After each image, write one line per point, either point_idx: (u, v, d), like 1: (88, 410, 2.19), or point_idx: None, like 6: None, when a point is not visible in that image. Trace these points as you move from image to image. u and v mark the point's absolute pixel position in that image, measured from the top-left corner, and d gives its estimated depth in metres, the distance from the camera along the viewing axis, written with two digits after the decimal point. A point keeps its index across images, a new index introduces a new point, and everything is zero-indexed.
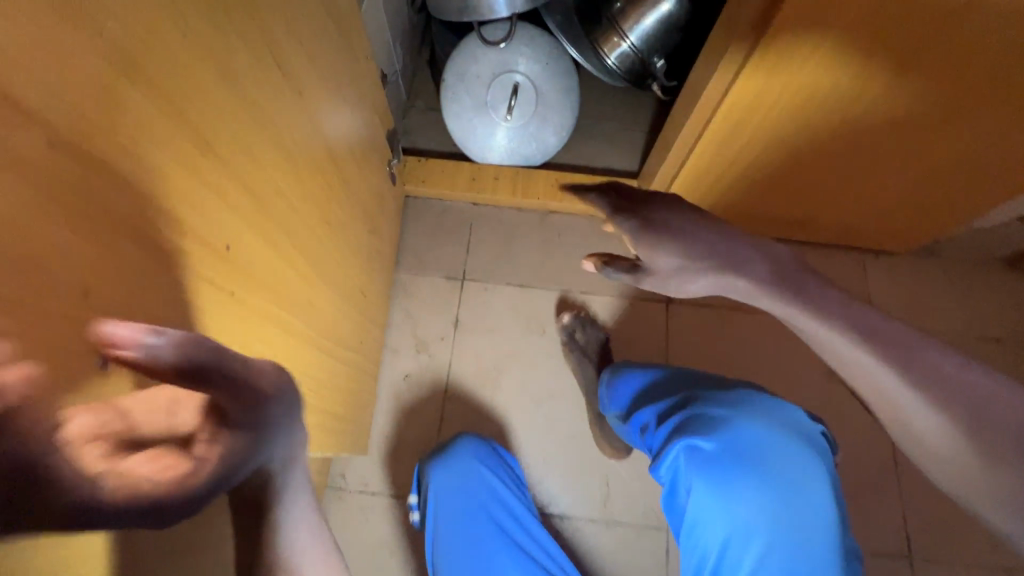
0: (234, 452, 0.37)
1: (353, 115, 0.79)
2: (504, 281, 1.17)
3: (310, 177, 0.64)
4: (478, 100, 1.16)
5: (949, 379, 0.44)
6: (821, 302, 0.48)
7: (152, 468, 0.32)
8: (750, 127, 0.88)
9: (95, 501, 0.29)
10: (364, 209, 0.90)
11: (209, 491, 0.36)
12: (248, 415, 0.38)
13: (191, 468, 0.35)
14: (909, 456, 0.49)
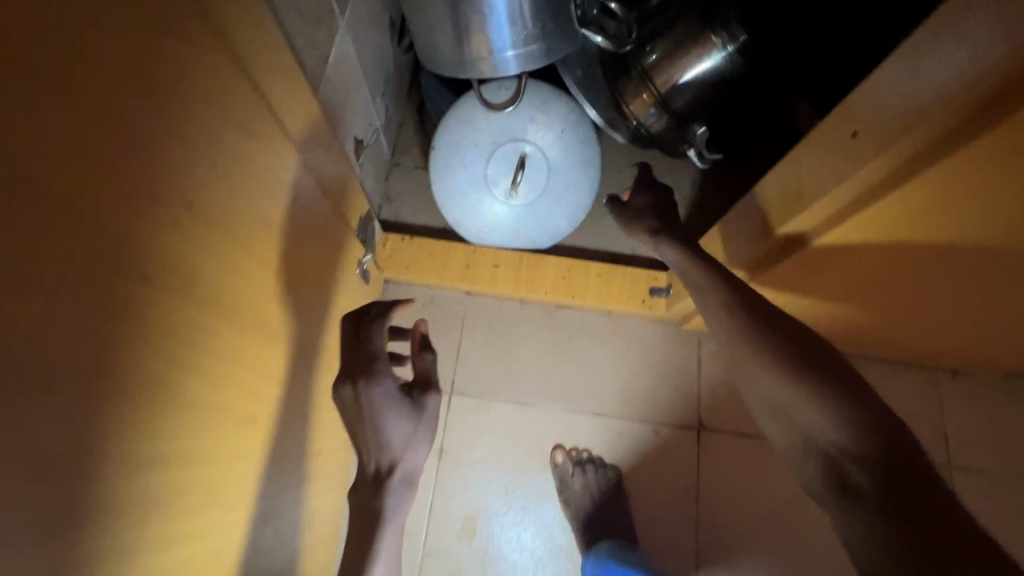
0: (405, 413, 0.61)
1: (292, 251, 0.57)
2: (500, 398, 0.97)
3: (206, 407, 0.42)
4: (478, 175, 0.93)
5: (837, 387, 0.52)
6: (744, 306, 0.60)
7: (379, 376, 0.61)
8: (831, 266, 0.66)
9: (350, 372, 0.62)
10: (316, 349, 0.69)
11: (372, 416, 0.60)
12: (415, 407, 0.63)
13: (386, 395, 0.61)
14: (802, 458, 0.57)
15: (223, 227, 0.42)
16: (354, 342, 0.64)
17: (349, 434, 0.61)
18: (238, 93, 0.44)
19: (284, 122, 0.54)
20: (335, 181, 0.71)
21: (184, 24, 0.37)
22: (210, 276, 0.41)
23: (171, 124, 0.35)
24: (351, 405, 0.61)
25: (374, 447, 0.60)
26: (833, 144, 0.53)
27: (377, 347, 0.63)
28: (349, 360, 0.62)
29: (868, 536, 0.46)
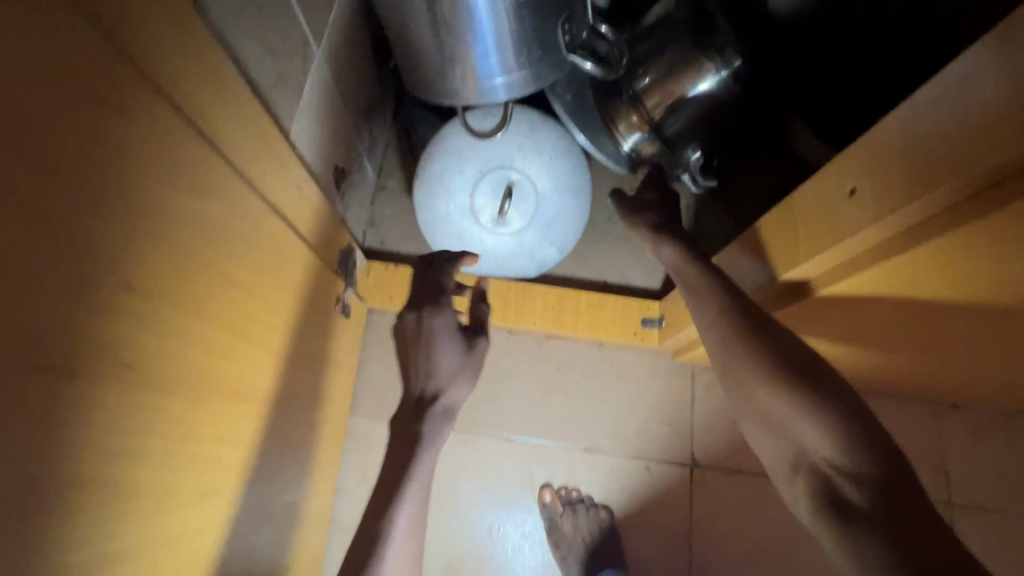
0: (456, 348, 0.65)
1: (255, 304, 0.54)
2: (487, 433, 0.94)
3: (140, 493, 0.39)
4: (461, 203, 0.89)
5: (843, 419, 0.49)
6: (749, 321, 0.56)
7: (442, 311, 0.66)
8: (826, 315, 0.63)
9: (417, 300, 0.68)
10: (288, 399, 0.65)
11: (428, 340, 0.64)
12: (468, 345, 0.66)
13: (443, 326, 0.65)
14: (793, 486, 0.53)
15: (159, 299, 0.39)
16: (422, 277, 0.70)
17: (402, 355, 0.66)
18: (183, 150, 0.41)
19: (243, 171, 0.51)
20: (309, 220, 0.68)
21: (111, 88, 0.34)
22: (140, 354, 0.38)
23: (86, 202, 0.32)
24: (410, 329, 0.66)
25: (425, 373, 0.64)
26: (828, 195, 0.50)
27: (444, 284, 0.69)
28: (417, 292, 0.69)
29: (862, 556, 0.44)
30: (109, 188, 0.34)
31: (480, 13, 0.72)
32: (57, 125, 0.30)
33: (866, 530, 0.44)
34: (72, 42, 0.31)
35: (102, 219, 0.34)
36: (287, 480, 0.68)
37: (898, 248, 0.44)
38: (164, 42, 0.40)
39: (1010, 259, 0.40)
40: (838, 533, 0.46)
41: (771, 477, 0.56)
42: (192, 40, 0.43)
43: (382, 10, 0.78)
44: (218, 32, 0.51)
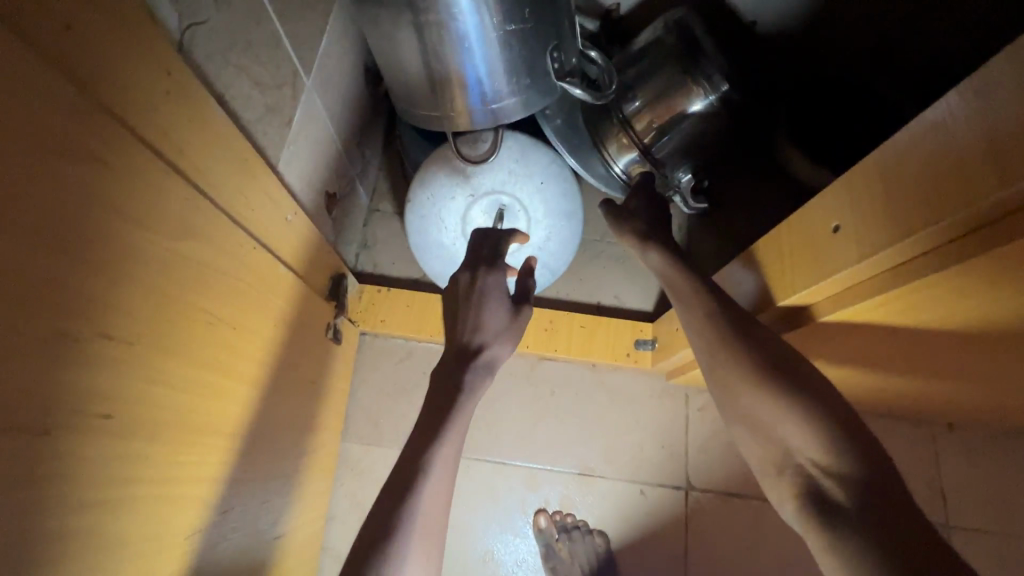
0: (503, 309, 0.66)
1: (241, 339, 0.54)
2: (480, 457, 0.94)
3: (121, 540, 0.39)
4: (453, 227, 0.89)
5: (829, 421, 0.48)
6: (734, 324, 0.56)
7: (494, 273, 0.68)
8: (815, 341, 0.63)
9: (474, 259, 0.70)
10: (274, 431, 0.65)
11: (478, 299, 0.66)
12: (516, 309, 0.67)
13: (494, 286, 0.67)
14: (782, 491, 0.52)
15: (140, 343, 0.39)
16: (482, 240, 0.73)
17: (451, 313, 0.67)
18: (166, 193, 0.42)
19: (229, 208, 0.51)
20: (298, 249, 0.69)
21: (87, 140, 0.35)
22: (118, 401, 0.38)
23: (55, 257, 0.32)
24: (463, 285, 0.68)
25: (471, 326, 0.65)
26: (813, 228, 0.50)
27: (501, 251, 0.71)
28: (475, 253, 0.71)
29: (848, 558, 0.42)
30: (83, 240, 0.34)
31: (469, 43, 0.73)
32: (23, 184, 0.30)
33: (851, 530, 0.43)
34: (47, 101, 0.32)
35: (76, 271, 0.34)
36: (275, 513, 0.67)
37: (889, 282, 0.44)
38: (147, 89, 0.41)
39: (989, 294, 0.41)
40: (824, 534, 0.45)
41: (761, 482, 0.55)
42: (175, 83, 0.44)
43: (372, 40, 0.78)
44: (203, 71, 0.51)
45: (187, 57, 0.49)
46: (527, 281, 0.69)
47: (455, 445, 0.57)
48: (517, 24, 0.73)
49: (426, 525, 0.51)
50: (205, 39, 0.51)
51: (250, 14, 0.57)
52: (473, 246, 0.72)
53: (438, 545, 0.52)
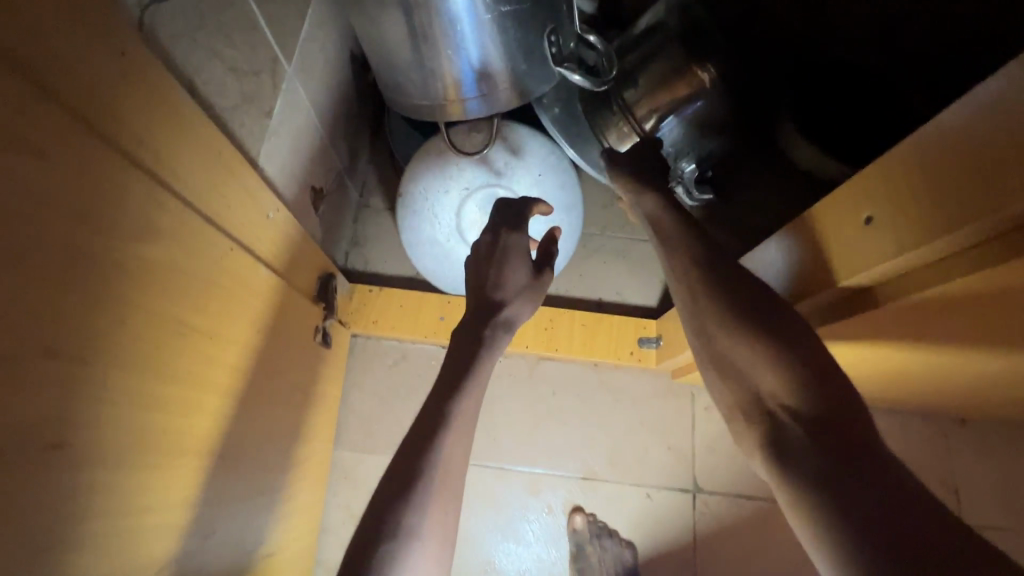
0: (525, 269, 0.62)
1: (220, 350, 0.49)
2: (479, 463, 0.90)
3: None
4: (449, 224, 0.85)
5: (804, 369, 0.45)
6: (713, 266, 0.53)
7: (517, 233, 0.64)
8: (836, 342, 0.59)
9: (497, 219, 0.66)
10: (262, 445, 0.61)
11: (501, 259, 0.63)
12: (538, 272, 0.63)
13: (519, 247, 0.63)
14: (748, 439, 0.48)
15: (98, 360, 0.35)
16: (503, 203, 0.69)
17: (472, 271, 0.64)
18: (129, 189, 0.37)
19: (201, 206, 0.47)
20: (282, 249, 0.64)
21: (30, 131, 0.29)
22: (73, 425, 0.33)
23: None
24: (484, 246, 0.64)
25: (493, 281, 0.62)
26: (842, 219, 0.46)
27: (524, 213, 0.67)
28: (499, 214, 0.67)
29: (811, 502, 0.40)
30: (26, 248, 0.29)
31: (462, 27, 0.69)
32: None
33: (813, 472, 0.40)
34: None
35: (19, 283, 0.29)
36: (265, 532, 0.63)
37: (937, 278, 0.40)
38: (102, 71, 0.36)
39: None
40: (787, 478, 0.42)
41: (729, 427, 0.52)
42: (134, 64, 0.38)
43: (357, 24, 0.73)
44: (168, 54, 0.46)
45: (148, 39, 0.44)
46: (552, 244, 0.65)
47: (472, 409, 0.54)
48: (512, 4, 0.68)
49: (447, 485, 0.49)
50: (169, 19, 0.46)
51: None
52: (495, 207, 0.68)
53: (454, 510, 0.50)
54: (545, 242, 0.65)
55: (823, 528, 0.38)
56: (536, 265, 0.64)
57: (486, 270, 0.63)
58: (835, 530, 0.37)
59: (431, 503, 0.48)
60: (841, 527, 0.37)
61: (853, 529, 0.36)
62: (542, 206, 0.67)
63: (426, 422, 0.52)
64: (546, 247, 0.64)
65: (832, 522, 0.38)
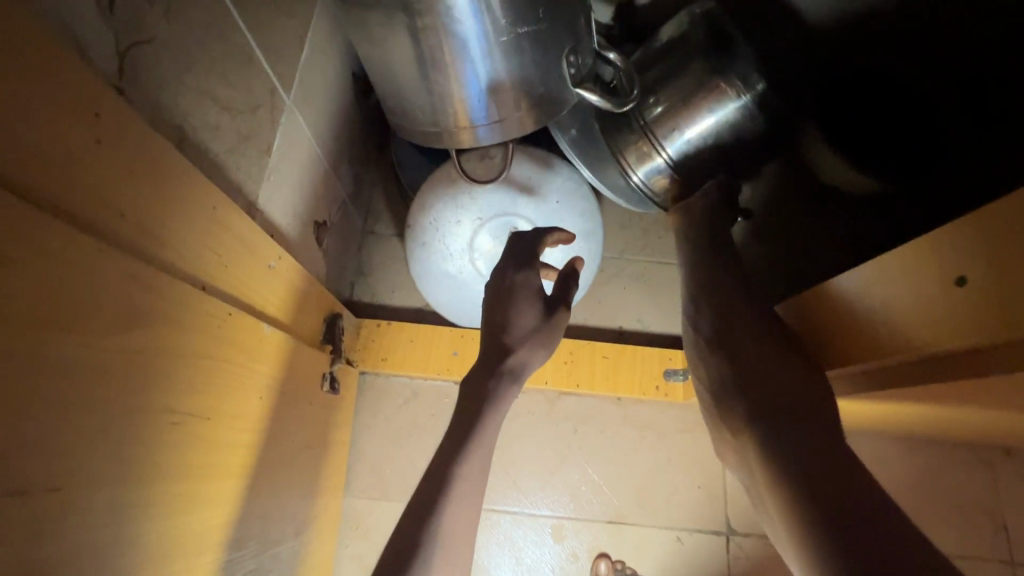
0: (534, 310, 0.55)
1: (222, 431, 0.44)
2: (499, 508, 0.85)
3: None
4: (460, 255, 0.79)
5: (778, 383, 0.44)
6: (708, 278, 0.54)
7: (523, 270, 0.58)
8: (896, 402, 0.53)
9: (506, 255, 0.60)
10: (272, 518, 0.55)
11: (508, 297, 0.56)
12: (549, 312, 0.55)
13: (528, 286, 0.57)
14: (729, 443, 0.49)
15: (75, 479, 0.30)
16: (517, 237, 0.63)
17: (484, 314, 0.57)
18: (105, 273, 0.31)
19: (192, 272, 0.41)
20: (286, 300, 0.59)
21: None
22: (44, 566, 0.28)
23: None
24: (490, 285, 0.58)
25: (500, 318, 0.55)
26: (910, 282, 0.39)
27: (536, 247, 0.61)
28: (509, 248, 0.61)
29: (784, 505, 0.40)
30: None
31: (471, 51, 0.64)
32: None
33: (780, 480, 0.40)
34: None
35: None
36: None
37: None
38: (66, 137, 0.30)
39: None
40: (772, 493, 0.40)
41: (713, 434, 0.52)
42: (111, 124, 0.33)
43: (361, 48, 0.68)
44: (153, 100, 0.41)
45: (128, 86, 0.39)
46: (569, 278, 0.57)
47: (483, 467, 0.48)
48: (530, 25, 0.63)
49: (449, 560, 0.43)
50: (152, 61, 0.41)
51: (210, 26, 0.46)
52: (508, 241, 0.63)
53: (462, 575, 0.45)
54: (560, 278, 0.57)
55: (797, 533, 0.38)
56: (550, 303, 0.56)
57: (494, 310, 0.56)
58: (810, 536, 0.37)
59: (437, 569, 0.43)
60: (814, 537, 0.36)
61: (827, 540, 0.36)
62: (556, 236, 0.60)
63: (426, 496, 0.45)
64: (560, 285, 0.56)
65: (805, 529, 0.37)
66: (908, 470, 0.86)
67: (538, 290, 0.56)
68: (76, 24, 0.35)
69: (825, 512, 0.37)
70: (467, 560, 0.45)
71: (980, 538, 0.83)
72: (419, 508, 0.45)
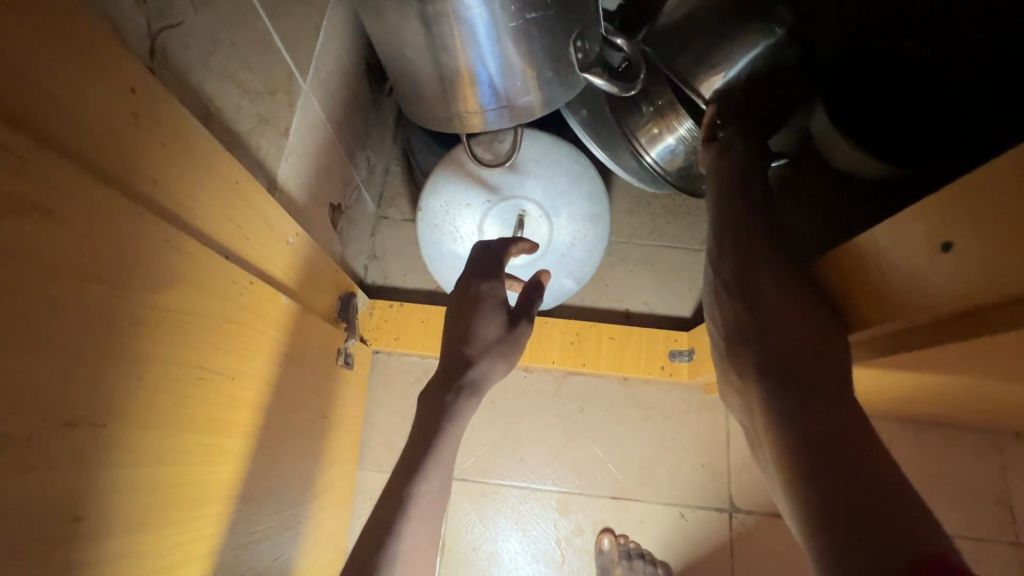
0: (498, 321, 0.58)
1: (241, 391, 0.47)
2: (507, 482, 0.87)
3: None
4: (470, 239, 0.82)
5: (776, 359, 0.47)
6: (718, 241, 0.56)
7: (487, 282, 0.60)
8: (896, 369, 0.55)
9: (470, 264, 0.62)
10: (288, 479, 0.59)
11: (465, 311, 0.58)
12: (513, 319, 0.58)
13: (493, 293, 0.59)
14: (739, 414, 0.53)
15: (115, 421, 0.33)
16: (482, 247, 0.64)
17: (444, 323, 0.59)
18: (142, 238, 0.34)
19: (216, 242, 0.44)
20: (301, 274, 0.61)
21: (30, 189, 0.27)
22: (86, 495, 0.31)
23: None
24: (457, 295, 0.60)
25: (455, 334, 0.58)
26: (915, 245, 0.39)
27: (502, 256, 0.62)
28: (474, 257, 0.63)
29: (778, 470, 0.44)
30: (22, 317, 0.26)
31: (479, 39, 0.66)
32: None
33: (780, 454, 0.44)
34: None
35: (21, 354, 0.26)
36: (293, 568, 0.61)
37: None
38: (105, 109, 0.33)
39: None
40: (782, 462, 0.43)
41: (723, 397, 0.57)
42: (144, 100, 0.36)
43: (374, 34, 0.70)
44: (181, 81, 0.44)
45: (157, 67, 0.42)
46: (533, 292, 0.60)
47: (444, 472, 0.52)
48: (539, 11, 0.64)
49: (423, 515, 0.50)
50: (180, 44, 0.44)
51: (232, 12, 0.49)
52: (472, 250, 0.64)
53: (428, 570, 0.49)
54: (525, 291, 0.60)
55: (789, 498, 0.42)
56: (513, 315, 0.59)
57: (451, 321, 0.59)
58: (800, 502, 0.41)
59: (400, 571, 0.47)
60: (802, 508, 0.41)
61: (820, 515, 0.39)
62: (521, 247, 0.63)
63: (409, 463, 0.52)
64: (524, 297, 0.59)
65: (799, 497, 0.41)
66: (911, 452, 0.87)
67: (499, 300, 0.59)
68: (111, 7, 0.38)
69: (817, 486, 0.40)
70: (438, 515, 0.51)
71: (985, 519, 0.83)
72: (403, 476, 0.51)
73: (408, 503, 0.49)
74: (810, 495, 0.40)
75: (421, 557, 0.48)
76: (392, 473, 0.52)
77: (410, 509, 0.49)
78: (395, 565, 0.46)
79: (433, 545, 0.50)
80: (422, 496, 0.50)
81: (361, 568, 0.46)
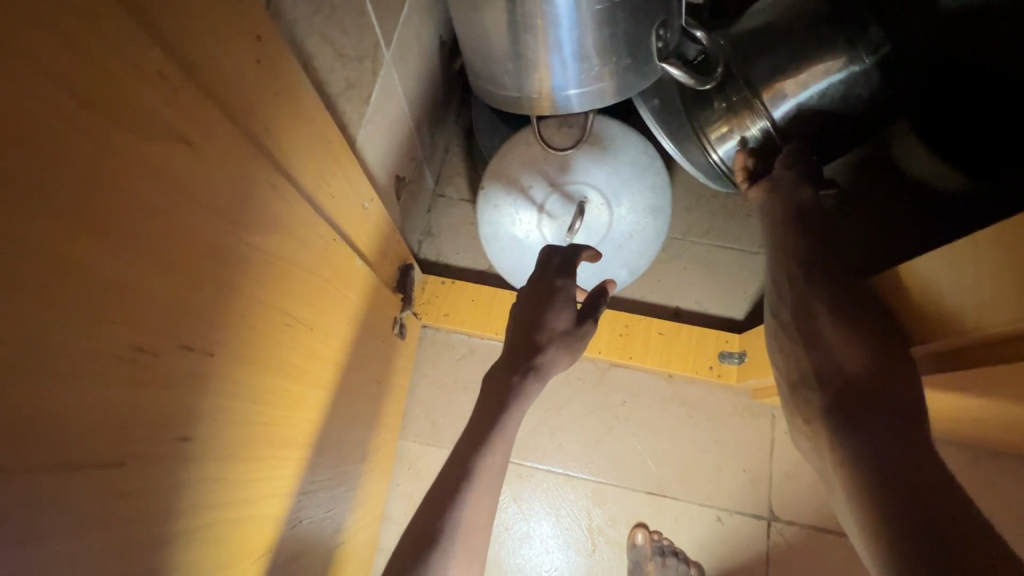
0: (568, 315, 0.58)
1: (320, 343, 0.48)
2: (544, 466, 0.88)
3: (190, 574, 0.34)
4: (527, 223, 0.82)
5: (857, 380, 0.46)
6: (787, 247, 0.56)
7: (562, 281, 0.60)
8: (976, 391, 0.52)
9: (544, 260, 0.62)
10: (347, 436, 0.60)
11: (534, 301, 0.59)
12: (581, 317, 0.58)
13: (567, 291, 0.59)
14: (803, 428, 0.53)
15: (220, 351, 0.34)
16: (552, 247, 0.64)
17: (513, 309, 0.60)
18: (255, 182, 0.36)
19: (308, 195, 0.45)
20: (375, 238, 0.63)
21: (172, 119, 0.28)
22: (192, 416, 0.32)
23: (129, 259, 0.26)
24: (530, 288, 0.60)
25: (527, 320, 0.58)
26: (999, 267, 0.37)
27: (575, 255, 0.62)
28: (547, 254, 0.63)
29: (851, 480, 0.43)
30: (160, 241, 0.28)
31: (560, 23, 0.65)
32: (84, 173, 0.24)
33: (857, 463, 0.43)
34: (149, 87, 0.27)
35: (158, 274, 0.28)
36: (343, 522, 0.63)
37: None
38: (233, 54, 0.34)
39: None
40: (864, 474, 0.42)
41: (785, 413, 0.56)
42: (266, 50, 0.37)
43: (456, 10, 0.71)
44: (287, 37, 0.46)
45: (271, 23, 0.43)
46: (601, 295, 0.60)
47: (505, 452, 0.53)
48: None
49: (485, 486, 0.50)
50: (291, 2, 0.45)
51: None
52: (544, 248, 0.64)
53: (483, 543, 0.50)
54: (593, 292, 0.60)
55: (861, 511, 0.42)
56: (580, 313, 0.59)
57: (520, 308, 0.60)
58: (873, 514, 0.40)
59: (456, 545, 0.47)
60: (875, 525, 0.40)
61: (890, 529, 0.39)
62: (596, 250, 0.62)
63: (473, 437, 0.53)
64: (594, 297, 0.59)
65: (870, 510, 0.41)
66: (968, 480, 0.83)
67: (568, 297, 0.58)
68: None
69: (893, 502, 0.39)
70: (496, 488, 0.52)
71: None
72: (466, 449, 0.52)
73: (468, 470, 0.50)
74: (887, 513, 0.39)
75: (477, 525, 0.49)
76: (455, 447, 0.53)
77: (470, 476, 0.50)
78: (453, 528, 0.47)
79: (488, 516, 0.51)
80: (484, 471, 0.51)
81: (421, 528, 0.47)
